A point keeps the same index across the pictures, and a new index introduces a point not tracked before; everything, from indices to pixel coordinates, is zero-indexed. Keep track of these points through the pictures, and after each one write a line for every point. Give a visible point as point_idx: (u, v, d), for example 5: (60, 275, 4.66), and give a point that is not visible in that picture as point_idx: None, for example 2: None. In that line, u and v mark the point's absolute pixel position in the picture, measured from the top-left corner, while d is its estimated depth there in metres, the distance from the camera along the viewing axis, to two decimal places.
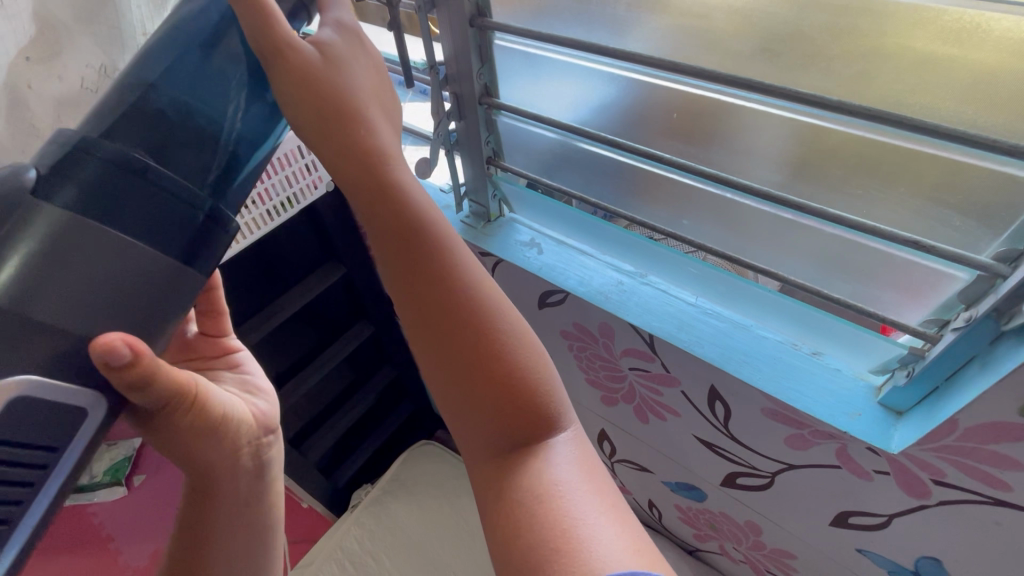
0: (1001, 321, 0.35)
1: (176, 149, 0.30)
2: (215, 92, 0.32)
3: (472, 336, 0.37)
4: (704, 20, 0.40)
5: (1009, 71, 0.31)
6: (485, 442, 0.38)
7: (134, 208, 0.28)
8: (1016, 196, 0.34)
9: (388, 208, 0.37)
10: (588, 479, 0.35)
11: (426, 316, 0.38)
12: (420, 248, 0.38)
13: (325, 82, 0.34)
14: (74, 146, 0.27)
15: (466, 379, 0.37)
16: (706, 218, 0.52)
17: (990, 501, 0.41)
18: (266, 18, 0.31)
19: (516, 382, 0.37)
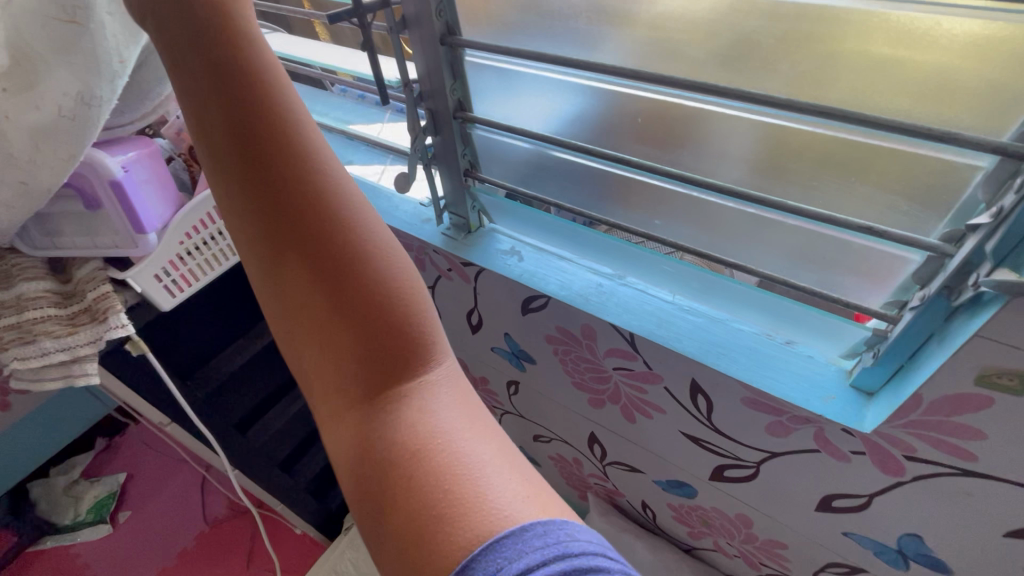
0: (952, 298, 0.37)
1: None
2: None
3: (341, 266, 0.36)
4: (661, 32, 0.42)
5: (935, 65, 0.34)
6: (351, 381, 0.37)
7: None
8: (957, 181, 0.36)
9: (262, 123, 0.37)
10: (469, 425, 0.36)
11: (285, 245, 0.37)
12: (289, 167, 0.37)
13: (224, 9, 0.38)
14: None
15: (332, 311, 0.36)
16: (677, 217, 0.54)
17: (960, 472, 0.43)
18: None
19: (386, 316, 0.37)
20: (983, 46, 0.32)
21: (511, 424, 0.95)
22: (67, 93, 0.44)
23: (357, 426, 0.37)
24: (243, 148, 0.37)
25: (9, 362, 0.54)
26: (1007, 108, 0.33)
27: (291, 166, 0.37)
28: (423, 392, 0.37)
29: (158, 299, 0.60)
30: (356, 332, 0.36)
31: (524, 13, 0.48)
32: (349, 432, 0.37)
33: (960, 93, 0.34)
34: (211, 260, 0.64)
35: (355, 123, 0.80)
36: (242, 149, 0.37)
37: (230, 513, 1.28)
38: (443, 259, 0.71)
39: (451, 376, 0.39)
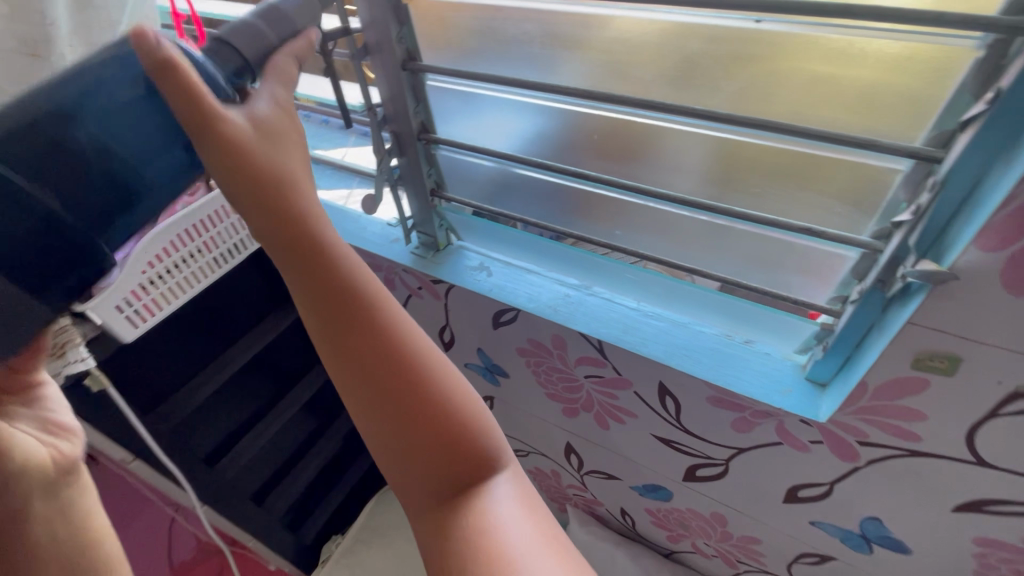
0: (886, 290, 0.40)
1: (49, 174, 0.31)
2: (127, 124, 0.33)
3: (410, 390, 0.37)
4: (609, 54, 0.45)
5: (851, 81, 0.37)
6: (423, 487, 0.38)
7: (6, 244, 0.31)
8: (881, 183, 0.40)
9: (319, 269, 0.36)
10: (526, 512, 0.37)
11: (361, 374, 0.37)
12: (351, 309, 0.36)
13: (255, 156, 0.33)
14: None
15: (408, 428, 0.37)
16: (637, 227, 0.57)
17: (907, 453, 0.45)
18: (180, 76, 0.29)
19: (458, 427, 0.38)
20: (895, 62, 0.35)
21: None
22: None
23: (431, 530, 0.37)
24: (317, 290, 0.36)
25: None
26: (919, 117, 0.36)
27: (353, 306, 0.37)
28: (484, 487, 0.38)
29: (121, 331, 0.59)
30: (433, 448, 0.37)
31: (481, 39, 0.50)
32: (426, 534, 0.38)
33: (878, 104, 0.37)
34: (174, 289, 0.64)
35: (319, 147, 0.81)
36: (316, 292, 0.36)
37: (197, 556, 1.22)
38: (413, 278, 0.72)
39: (509, 467, 0.40)
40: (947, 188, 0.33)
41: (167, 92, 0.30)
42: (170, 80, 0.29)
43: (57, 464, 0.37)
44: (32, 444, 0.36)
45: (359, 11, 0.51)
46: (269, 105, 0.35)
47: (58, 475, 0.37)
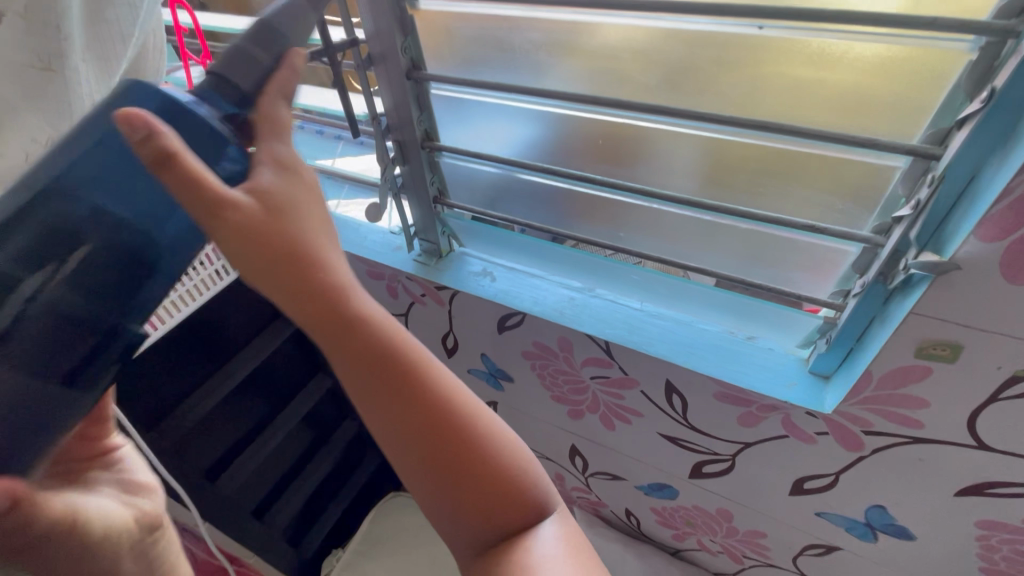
0: (888, 283, 0.42)
1: (68, 261, 0.31)
2: (142, 196, 0.33)
3: (463, 457, 0.35)
4: (613, 61, 0.46)
5: (850, 82, 0.38)
6: (475, 543, 0.37)
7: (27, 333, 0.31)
8: (879, 180, 0.41)
9: (363, 349, 0.33)
10: (573, 553, 0.38)
11: (413, 447, 0.34)
12: (399, 386, 0.33)
13: (275, 237, 0.29)
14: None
15: (464, 491, 0.36)
16: (640, 228, 0.58)
17: (911, 440, 0.47)
18: (184, 174, 0.26)
19: (513, 481, 0.37)
20: (893, 64, 0.36)
21: None
22: (33, 139, 0.34)
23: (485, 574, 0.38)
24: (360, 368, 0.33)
25: None
26: (916, 116, 0.38)
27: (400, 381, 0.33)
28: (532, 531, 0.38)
29: None
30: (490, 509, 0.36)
31: (485, 48, 0.51)
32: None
33: (876, 105, 0.39)
34: (179, 300, 0.62)
35: (316, 156, 0.81)
36: (360, 370, 0.33)
37: None
38: (416, 285, 0.72)
39: (552, 505, 0.40)
40: (946, 182, 0.35)
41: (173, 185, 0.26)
42: (170, 166, 0.26)
43: (142, 522, 0.39)
44: (115, 513, 0.36)
45: (363, 21, 0.51)
46: (273, 173, 0.31)
47: (144, 531, 0.38)
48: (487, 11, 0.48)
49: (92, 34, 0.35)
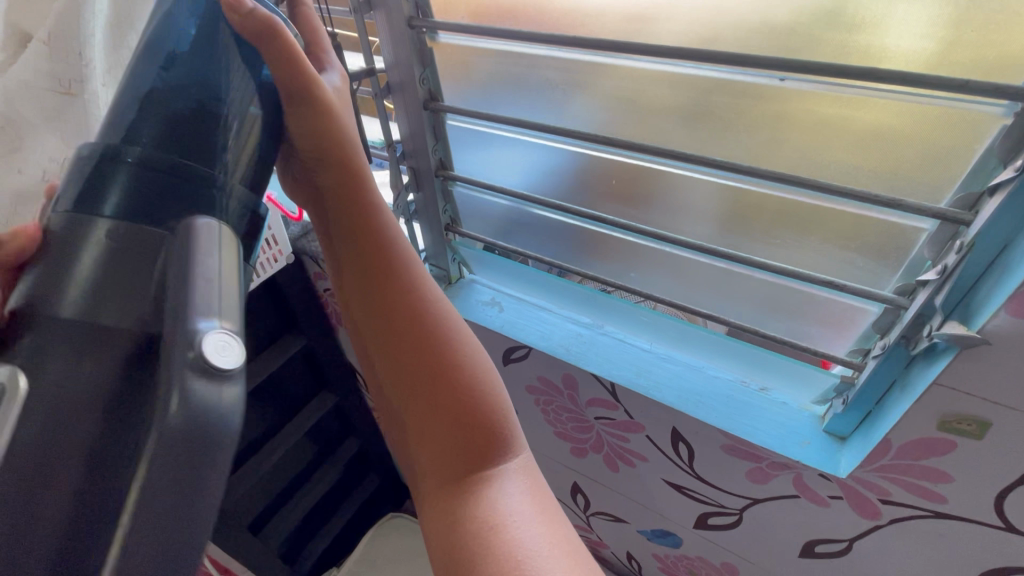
0: (910, 347, 0.40)
1: (194, 141, 0.30)
2: (218, 79, 0.32)
3: (437, 362, 0.39)
4: (631, 103, 0.46)
5: (875, 139, 0.37)
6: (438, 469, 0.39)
7: (131, 302, 0.24)
8: (903, 240, 0.39)
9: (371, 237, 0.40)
10: (537, 510, 0.36)
11: (394, 343, 0.40)
12: (393, 276, 0.40)
13: (332, 122, 0.38)
14: (102, 158, 0.27)
15: (433, 402, 0.39)
16: (653, 270, 0.57)
17: (931, 515, 0.44)
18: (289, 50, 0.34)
19: (475, 412, 0.38)
20: (927, 120, 0.35)
21: None
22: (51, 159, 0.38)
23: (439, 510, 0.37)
24: (350, 256, 0.41)
25: None
26: (945, 179, 0.36)
27: (396, 273, 0.40)
28: (498, 478, 0.37)
29: None
30: (454, 424, 0.38)
31: (502, 81, 0.51)
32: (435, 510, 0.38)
33: (903, 164, 0.37)
34: None
35: None
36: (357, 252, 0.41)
37: None
38: None
39: (531, 471, 0.39)
40: (976, 249, 0.33)
41: (273, 59, 0.34)
42: (276, 50, 0.34)
43: None
44: None
45: (382, 51, 0.52)
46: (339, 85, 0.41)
47: None
48: (504, 48, 0.48)
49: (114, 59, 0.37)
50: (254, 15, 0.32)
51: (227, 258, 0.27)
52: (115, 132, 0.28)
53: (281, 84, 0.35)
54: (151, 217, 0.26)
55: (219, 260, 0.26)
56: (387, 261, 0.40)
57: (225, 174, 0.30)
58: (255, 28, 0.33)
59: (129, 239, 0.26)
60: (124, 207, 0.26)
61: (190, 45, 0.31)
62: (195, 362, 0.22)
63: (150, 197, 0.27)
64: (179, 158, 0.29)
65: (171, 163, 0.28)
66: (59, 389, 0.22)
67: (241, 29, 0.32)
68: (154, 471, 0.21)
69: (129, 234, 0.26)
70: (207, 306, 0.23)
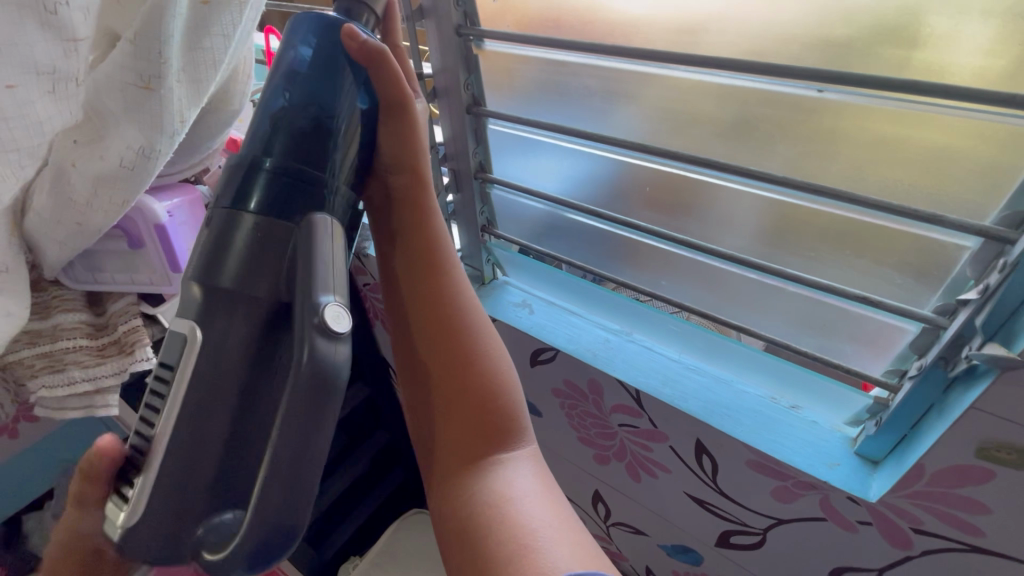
0: (948, 368, 0.38)
1: (312, 151, 0.33)
2: (332, 94, 0.34)
3: (462, 353, 0.42)
4: (670, 112, 0.47)
5: (914, 151, 0.37)
6: (455, 453, 0.41)
7: (261, 272, 0.30)
8: (944, 257, 0.38)
9: (416, 237, 0.43)
10: (545, 495, 0.38)
11: (425, 333, 0.42)
12: (431, 272, 0.43)
13: (415, 140, 0.41)
14: (245, 166, 0.32)
15: (456, 391, 0.42)
16: (686, 279, 0.57)
17: (967, 548, 0.42)
18: (391, 75, 0.37)
19: (490, 402, 0.41)
20: (966, 132, 0.34)
21: None
22: (130, 147, 0.42)
23: (450, 492, 0.40)
24: (404, 254, 0.44)
25: (32, 391, 0.52)
26: (989, 193, 0.36)
27: (433, 271, 0.43)
28: (508, 464, 0.40)
29: None
30: (472, 413, 0.41)
31: (544, 88, 0.53)
32: (447, 491, 0.40)
33: (945, 178, 0.37)
34: None
35: None
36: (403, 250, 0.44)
37: None
38: None
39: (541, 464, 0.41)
40: (1020, 269, 0.32)
41: (377, 82, 0.37)
42: (381, 71, 0.36)
43: None
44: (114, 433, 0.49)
45: (432, 57, 0.54)
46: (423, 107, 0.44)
47: None
48: (548, 57, 0.49)
49: (189, 57, 0.42)
50: (366, 45, 0.35)
51: (337, 248, 0.33)
52: (253, 142, 0.33)
53: (381, 97, 0.38)
54: (286, 213, 0.31)
55: (330, 248, 0.32)
56: (427, 258, 0.43)
57: (334, 176, 0.34)
58: (367, 56, 0.35)
59: (266, 228, 0.31)
60: (262, 204, 0.31)
61: (309, 62, 0.34)
62: (319, 324, 0.29)
63: (281, 198, 0.32)
64: (303, 164, 0.33)
65: (293, 169, 0.32)
66: (221, 344, 0.29)
67: (354, 53, 0.35)
68: (295, 400, 0.29)
69: (261, 223, 0.31)
70: (324, 284, 0.31)
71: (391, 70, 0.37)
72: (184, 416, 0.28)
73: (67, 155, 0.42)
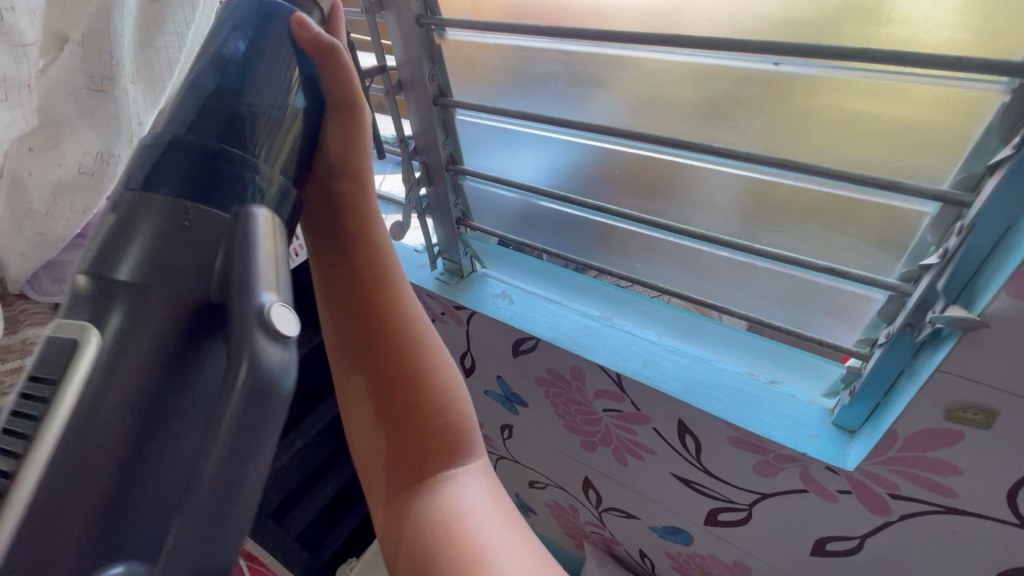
0: (914, 334, 0.39)
1: (240, 133, 0.30)
2: (270, 76, 0.31)
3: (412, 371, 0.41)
4: (633, 94, 0.46)
5: (872, 121, 0.37)
6: (407, 472, 0.41)
7: (173, 268, 0.26)
8: (906, 223, 0.39)
9: (359, 250, 0.40)
10: (498, 510, 0.39)
11: (373, 351, 0.41)
12: (377, 288, 0.41)
13: (363, 144, 0.39)
14: (162, 148, 0.28)
15: (407, 410, 0.41)
16: (660, 261, 0.57)
17: (943, 510, 0.42)
18: (342, 71, 0.35)
19: (443, 420, 0.41)
20: (930, 102, 0.35)
21: (504, 468, 0.93)
22: (87, 152, 0.41)
23: (403, 511, 0.39)
24: (342, 266, 0.41)
25: None
26: (944, 158, 0.36)
27: (378, 287, 0.41)
28: (463, 481, 0.40)
29: None
30: (424, 432, 0.41)
31: (509, 75, 0.52)
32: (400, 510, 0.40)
33: (903, 147, 0.37)
34: None
35: None
36: (341, 264, 0.41)
37: None
38: (436, 304, 0.72)
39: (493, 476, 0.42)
40: (977, 229, 0.33)
41: (327, 79, 0.35)
42: (333, 67, 0.35)
43: None
44: None
45: (394, 50, 0.54)
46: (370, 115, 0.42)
47: None
48: (510, 43, 0.49)
49: (143, 57, 0.41)
50: (318, 38, 0.34)
51: (274, 245, 0.29)
52: (172, 121, 0.29)
53: (329, 93, 0.36)
54: (210, 200, 0.28)
55: (263, 240, 0.28)
56: (371, 274, 0.41)
57: (268, 164, 0.31)
58: (320, 51, 0.34)
59: (188, 215, 0.27)
60: (178, 190, 0.27)
61: (246, 44, 0.31)
62: (262, 324, 0.26)
63: (204, 182, 0.28)
64: (229, 145, 0.29)
65: (216, 150, 0.29)
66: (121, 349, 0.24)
67: (305, 46, 0.34)
68: (229, 419, 0.24)
69: (177, 208, 0.27)
70: (261, 285, 0.27)
71: (342, 67, 0.35)
72: (61, 459, 0.22)
73: (22, 165, 0.41)
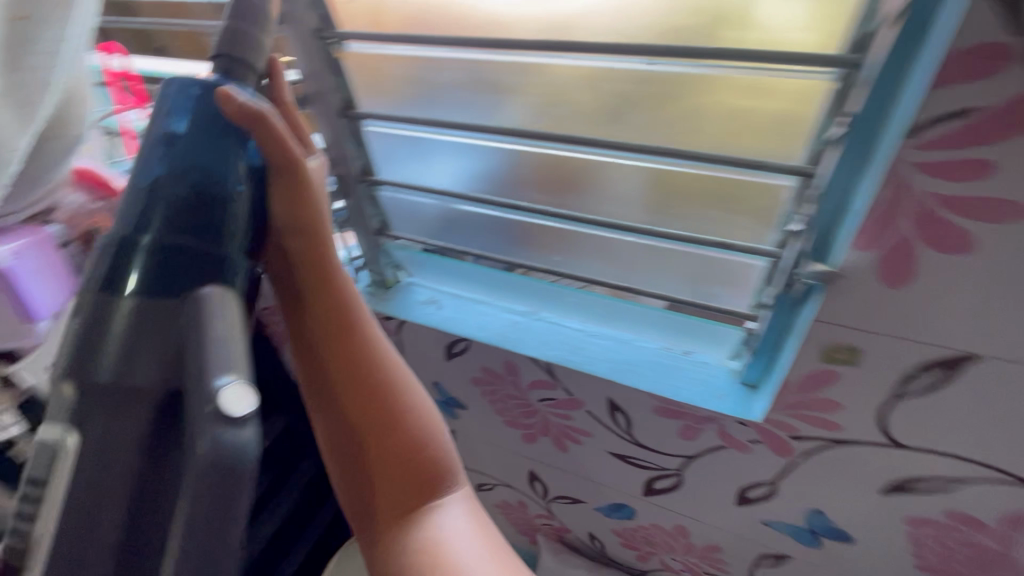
0: (791, 292, 0.45)
1: (189, 221, 0.32)
2: (214, 156, 0.33)
3: (386, 408, 0.41)
4: (533, 97, 0.50)
5: (736, 110, 0.43)
6: (387, 507, 0.41)
7: (139, 363, 0.30)
8: (775, 197, 0.45)
9: (323, 299, 0.40)
10: (481, 535, 0.40)
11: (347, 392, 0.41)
12: (345, 331, 0.41)
13: (314, 200, 0.38)
14: (119, 246, 0.31)
15: (382, 448, 0.41)
16: (576, 252, 0.61)
17: (833, 442, 0.49)
18: (276, 133, 0.34)
19: (417, 453, 0.41)
20: (779, 93, 0.40)
21: None
22: None
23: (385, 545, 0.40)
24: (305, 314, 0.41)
25: None
26: (796, 138, 0.42)
27: (346, 330, 0.41)
28: (442, 510, 0.41)
29: None
30: (402, 467, 0.41)
31: (414, 85, 0.54)
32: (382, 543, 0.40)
33: (764, 131, 0.43)
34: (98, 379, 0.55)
35: None
36: (306, 312, 0.41)
37: None
38: None
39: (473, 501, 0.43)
40: (826, 196, 0.41)
41: (262, 143, 0.35)
42: (267, 131, 0.34)
43: None
44: None
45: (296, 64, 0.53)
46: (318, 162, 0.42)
47: None
48: (412, 53, 0.50)
49: (9, 79, 0.38)
50: (246, 107, 0.33)
51: (233, 318, 0.31)
52: (128, 216, 0.32)
53: (268, 159, 0.35)
54: (173, 290, 0.31)
55: (222, 318, 0.31)
56: (338, 318, 0.40)
57: (234, 245, 0.33)
58: (249, 116, 0.33)
59: (149, 309, 0.30)
60: (141, 286, 0.31)
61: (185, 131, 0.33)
62: (215, 411, 0.27)
63: (166, 273, 0.31)
64: (184, 237, 0.32)
65: (173, 244, 0.31)
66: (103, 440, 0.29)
67: (234, 117, 0.33)
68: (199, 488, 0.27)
69: (138, 304, 0.30)
70: (221, 367, 0.28)
71: (275, 130, 0.34)
72: (73, 525, 0.29)
73: None
